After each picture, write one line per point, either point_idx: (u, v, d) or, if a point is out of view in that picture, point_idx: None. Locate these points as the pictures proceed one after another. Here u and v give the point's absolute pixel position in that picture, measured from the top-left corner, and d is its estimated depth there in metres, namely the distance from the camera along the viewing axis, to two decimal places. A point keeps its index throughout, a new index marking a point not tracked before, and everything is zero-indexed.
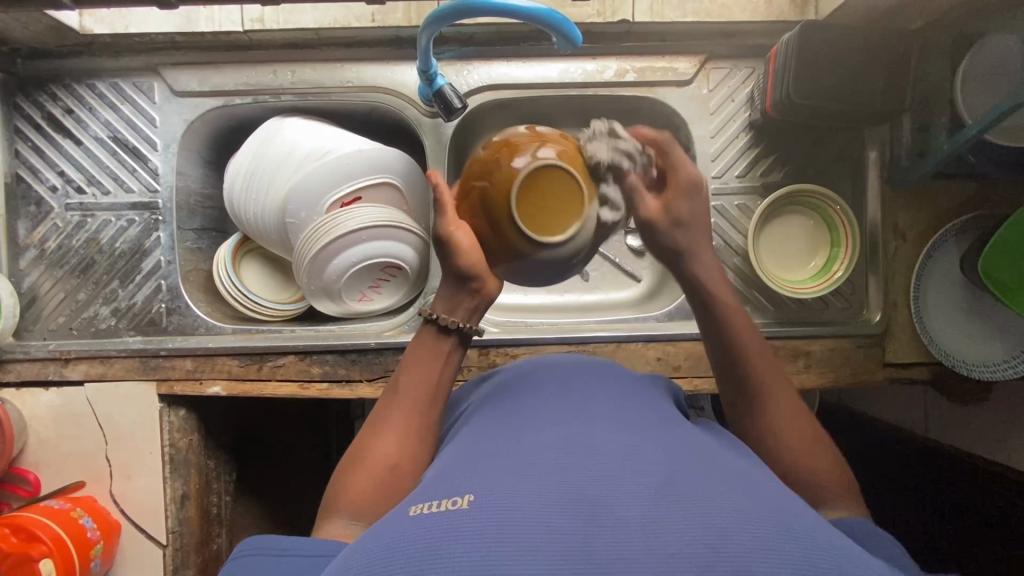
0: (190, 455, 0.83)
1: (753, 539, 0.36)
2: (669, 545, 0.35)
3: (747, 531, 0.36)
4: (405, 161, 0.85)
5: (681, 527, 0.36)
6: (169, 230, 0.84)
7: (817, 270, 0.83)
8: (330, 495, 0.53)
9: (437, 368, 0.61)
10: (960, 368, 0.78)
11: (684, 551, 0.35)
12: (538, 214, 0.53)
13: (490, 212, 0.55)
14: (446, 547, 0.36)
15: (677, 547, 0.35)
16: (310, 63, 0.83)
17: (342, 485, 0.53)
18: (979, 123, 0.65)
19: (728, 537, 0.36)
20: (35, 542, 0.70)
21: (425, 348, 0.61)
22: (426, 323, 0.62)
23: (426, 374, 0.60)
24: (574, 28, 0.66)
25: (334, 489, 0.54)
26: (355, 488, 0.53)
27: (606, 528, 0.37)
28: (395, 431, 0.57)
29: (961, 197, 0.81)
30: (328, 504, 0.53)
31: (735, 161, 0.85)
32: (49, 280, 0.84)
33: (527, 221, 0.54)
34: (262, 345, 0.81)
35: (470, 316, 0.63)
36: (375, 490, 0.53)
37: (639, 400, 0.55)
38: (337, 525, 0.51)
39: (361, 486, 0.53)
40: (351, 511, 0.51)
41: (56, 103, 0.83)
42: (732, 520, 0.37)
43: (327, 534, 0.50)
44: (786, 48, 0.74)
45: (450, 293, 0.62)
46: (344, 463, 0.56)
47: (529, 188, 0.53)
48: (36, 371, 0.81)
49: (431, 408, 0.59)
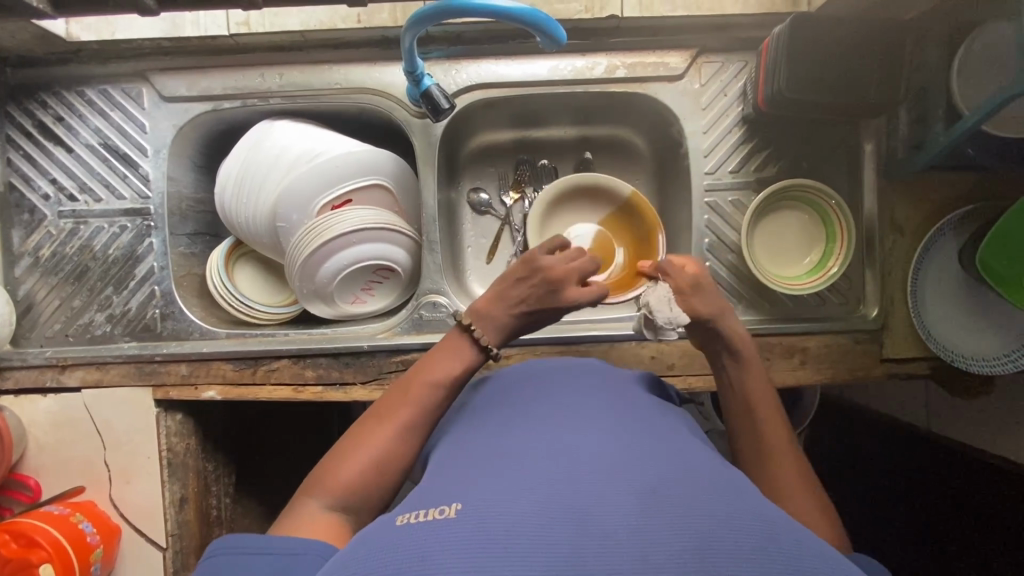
0: (188, 459, 0.84)
1: (736, 549, 0.36)
2: (654, 555, 0.35)
3: (733, 544, 0.36)
4: (397, 163, 0.84)
5: (665, 536, 0.36)
6: (162, 236, 0.84)
7: (811, 266, 0.82)
8: (316, 474, 0.54)
9: (451, 368, 0.60)
10: (963, 364, 0.76)
11: (668, 560, 0.35)
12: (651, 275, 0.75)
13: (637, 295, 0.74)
14: (431, 555, 0.36)
15: (661, 557, 0.35)
16: (297, 65, 0.82)
17: (326, 470, 0.54)
18: (977, 113, 0.63)
19: (711, 547, 0.36)
20: (35, 547, 0.71)
21: (449, 349, 0.61)
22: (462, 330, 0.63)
23: (436, 373, 0.59)
24: (559, 27, 0.65)
25: (319, 470, 0.54)
26: (337, 477, 0.53)
27: (593, 537, 0.36)
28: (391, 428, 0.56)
29: (960, 189, 0.80)
30: (309, 481, 0.53)
31: (728, 156, 0.84)
32: (45, 288, 0.84)
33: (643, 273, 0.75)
34: (256, 349, 0.81)
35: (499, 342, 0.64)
36: (358, 480, 0.53)
37: (629, 407, 0.54)
38: (311, 505, 0.51)
39: (341, 475, 0.53)
40: (328, 498, 0.52)
41: (46, 111, 0.84)
42: (716, 528, 0.37)
43: (299, 514, 0.51)
44: (778, 41, 0.73)
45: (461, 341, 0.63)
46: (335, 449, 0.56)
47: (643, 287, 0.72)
48: (34, 378, 0.82)
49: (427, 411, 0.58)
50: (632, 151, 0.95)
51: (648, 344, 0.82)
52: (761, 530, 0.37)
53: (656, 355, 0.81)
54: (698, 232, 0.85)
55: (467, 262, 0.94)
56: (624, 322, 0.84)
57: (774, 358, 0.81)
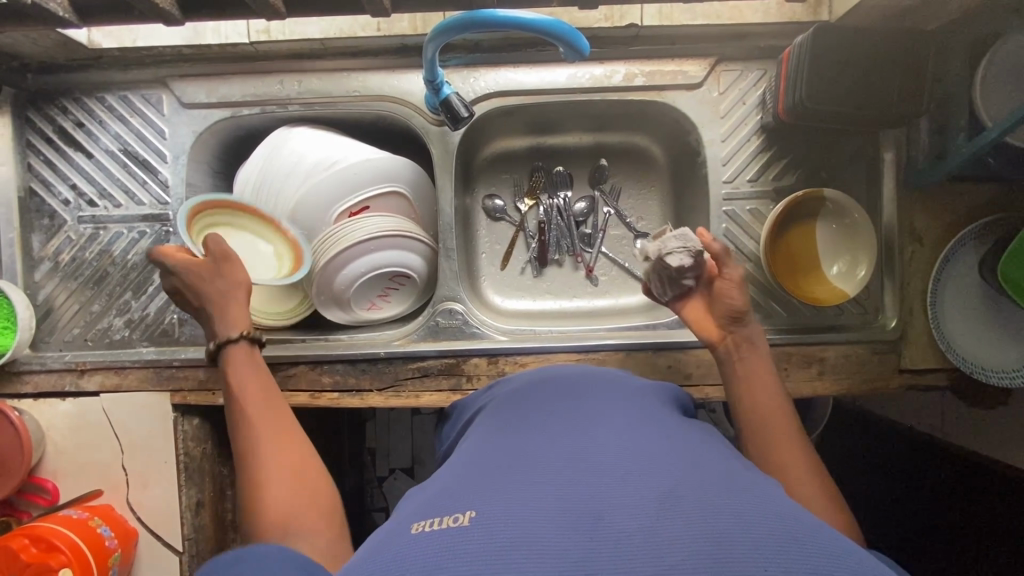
0: (204, 464, 0.84)
1: (752, 549, 0.36)
2: (669, 555, 0.35)
3: (750, 543, 0.36)
4: (413, 169, 0.85)
5: (681, 537, 0.36)
6: (180, 241, 0.85)
7: (838, 276, 0.81)
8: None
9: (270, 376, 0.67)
10: (982, 376, 0.76)
11: (685, 561, 0.35)
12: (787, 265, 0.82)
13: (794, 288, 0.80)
14: (445, 564, 0.36)
15: (678, 558, 0.35)
16: (316, 72, 0.83)
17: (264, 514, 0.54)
18: (999, 126, 0.63)
19: (728, 546, 0.36)
20: (54, 552, 0.71)
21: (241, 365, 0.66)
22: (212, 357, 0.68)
23: (261, 381, 0.66)
24: (582, 37, 0.65)
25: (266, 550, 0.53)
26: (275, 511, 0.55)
27: (608, 541, 0.36)
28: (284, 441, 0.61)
29: (980, 199, 0.79)
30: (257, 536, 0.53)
31: (746, 165, 0.84)
32: (64, 292, 0.85)
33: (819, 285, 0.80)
34: (273, 355, 0.81)
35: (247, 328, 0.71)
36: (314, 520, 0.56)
37: (647, 412, 0.54)
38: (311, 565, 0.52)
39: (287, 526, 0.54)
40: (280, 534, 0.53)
41: (67, 117, 0.84)
42: (730, 526, 0.37)
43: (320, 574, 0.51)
44: (799, 50, 0.73)
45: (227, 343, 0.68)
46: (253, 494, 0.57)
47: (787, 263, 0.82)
48: (52, 382, 0.83)
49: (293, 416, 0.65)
50: (648, 157, 0.95)
51: (664, 353, 0.81)
52: (779, 529, 0.37)
53: (672, 364, 0.81)
54: (716, 241, 0.84)
55: (482, 269, 0.94)
56: (640, 330, 0.84)
57: (791, 367, 0.81)
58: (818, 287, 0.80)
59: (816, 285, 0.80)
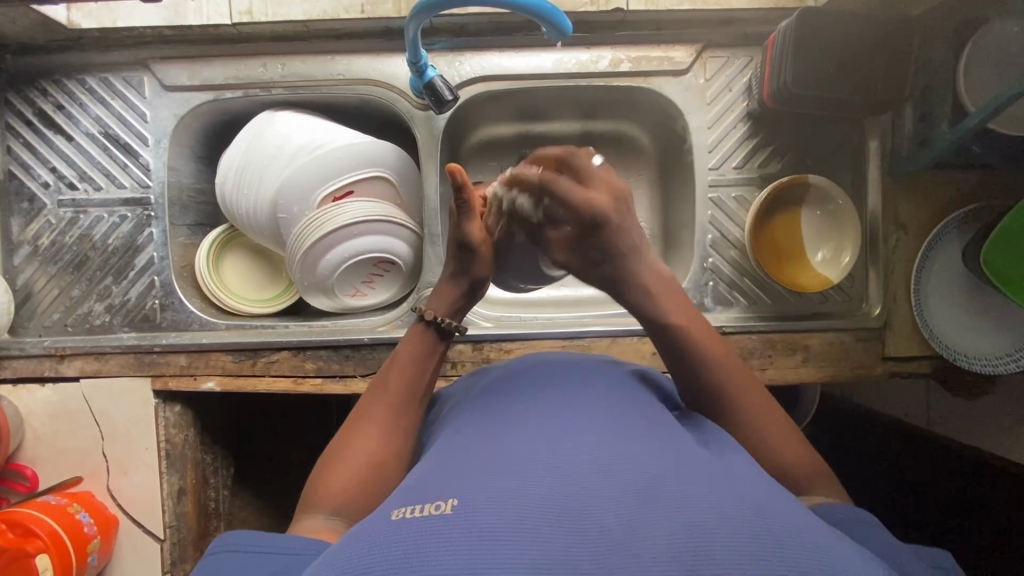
0: (186, 450, 0.83)
1: (729, 539, 0.35)
2: (649, 550, 0.35)
3: (727, 532, 0.36)
4: (398, 154, 0.84)
5: (664, 530, 0.36)
6: (162, 226, 0.84)
7: (823, 262, 0.81)
8: (309, 491, 0.53)
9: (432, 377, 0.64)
10: (965, 364, 0.76)
11: (665, 556, 0.34)
12: (773, 241, 0.82)
13: (775, 264, 0.81)
14: (424, 552, 0.35)
15: (658, 553, 0.35)
16: (301, 55, 0.82)
17: (323, 479, 0.54)
18: (980, 114, 0.63)
19: (705, 538, 0.35)
20: (31, 537, 0.70)
21: (418, 347, 0.65)
22: (427, 326, 0.66)
23: (414, 373, 0.62)
24: (565, 18, 0.64)
25: (314, 484, 0.54)
26: (337, 483, 0.53)
27: (591, 536, 0.36)
28: (379, 428, 0.58)
29: (964, 187, 0.80)
30: (303, 502, 0.52)
31: (732, 152, 0.84)
32: (44, 277, 0.84)
33: (796, 263, 0.81)
34: (255, 341, 0.81)
35: (455, 315, 0.70)
36: (356, 489, 0.53)
37: (628, 400, 0.54)
38: (315, 519, 0.50)
39: (343, 480, 0.53)
40: (329, 507, 0.51)
41: (46, 99, 0.83)
42: (710, 520, 0.36)
43: (304, 528, 0.50)
44: (784, 35, 0.72)
45: (451, 299, 0.69)
46: (325, 458, 0.56)
47: (770, 242, 0.82)
48: (32, 367, 0.81)
49: (415, 416, 0.60)
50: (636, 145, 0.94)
51: (649, 340, 0.81)
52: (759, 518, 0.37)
53: (657, 350, 0.81)
54: (702, 228, 0.84)
55: None
56: (625, 317, 0.84)
57: (775, 355, 0.80)
58: (800, 266, 0.81)
59: (796, 265, 0.81)
